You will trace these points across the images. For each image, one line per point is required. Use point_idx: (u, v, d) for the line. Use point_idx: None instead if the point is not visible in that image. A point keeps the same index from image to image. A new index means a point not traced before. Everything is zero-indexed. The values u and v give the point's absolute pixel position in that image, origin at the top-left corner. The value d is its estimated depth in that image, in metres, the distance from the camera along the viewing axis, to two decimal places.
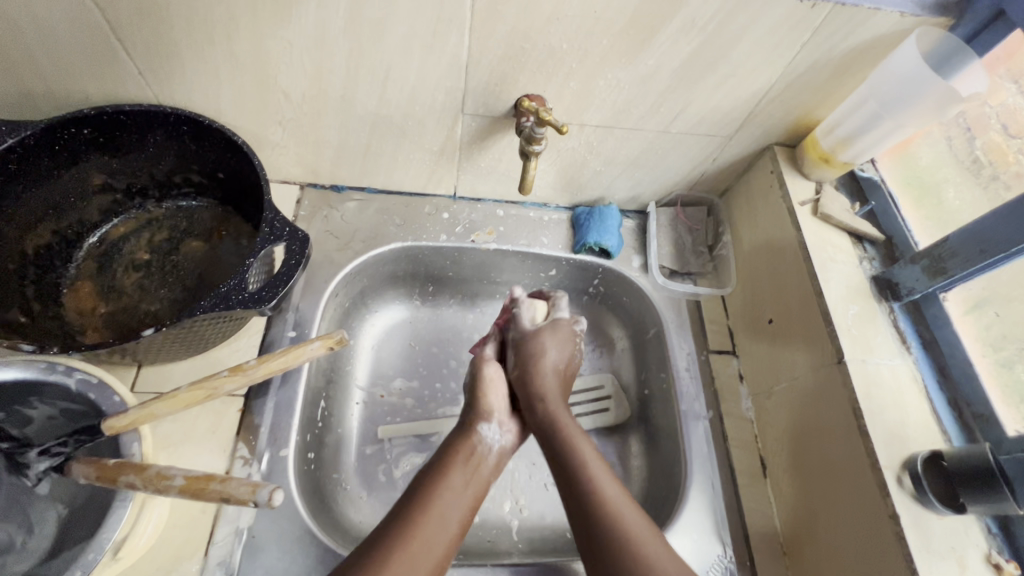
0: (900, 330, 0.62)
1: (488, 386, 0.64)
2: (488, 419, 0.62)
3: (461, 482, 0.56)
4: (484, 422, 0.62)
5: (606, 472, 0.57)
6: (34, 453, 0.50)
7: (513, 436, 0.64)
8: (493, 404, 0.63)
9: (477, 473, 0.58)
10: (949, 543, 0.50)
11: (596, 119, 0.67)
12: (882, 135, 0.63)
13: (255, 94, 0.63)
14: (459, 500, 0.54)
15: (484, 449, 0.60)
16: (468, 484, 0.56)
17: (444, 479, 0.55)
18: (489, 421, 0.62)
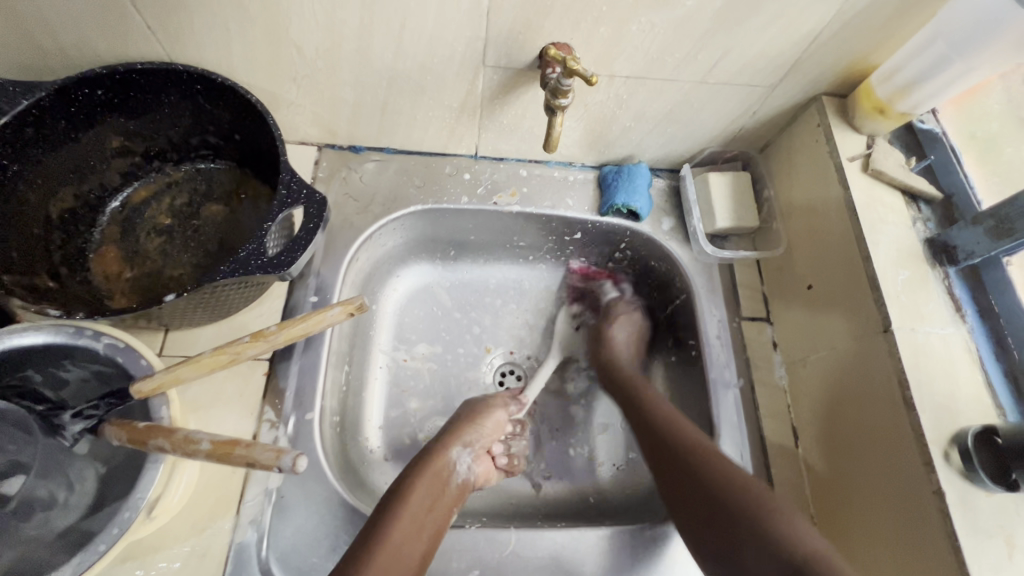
0: (955, 297, 0.57)
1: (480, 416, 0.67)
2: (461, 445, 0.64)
3: (423, 515, 0.55)
4: (461, 445, 0.64)
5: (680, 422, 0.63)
6: (68, 415, 0.51)
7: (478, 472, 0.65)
8: (474, 434, 0.65)
9: (439, 501, 0.58)
10: (997, 522, 0.47)
11: (627, 69, 0.63)
12: (949, 81, 0.57)
13: (267, 49, 0.60)
14: (420, 533, 0.54)
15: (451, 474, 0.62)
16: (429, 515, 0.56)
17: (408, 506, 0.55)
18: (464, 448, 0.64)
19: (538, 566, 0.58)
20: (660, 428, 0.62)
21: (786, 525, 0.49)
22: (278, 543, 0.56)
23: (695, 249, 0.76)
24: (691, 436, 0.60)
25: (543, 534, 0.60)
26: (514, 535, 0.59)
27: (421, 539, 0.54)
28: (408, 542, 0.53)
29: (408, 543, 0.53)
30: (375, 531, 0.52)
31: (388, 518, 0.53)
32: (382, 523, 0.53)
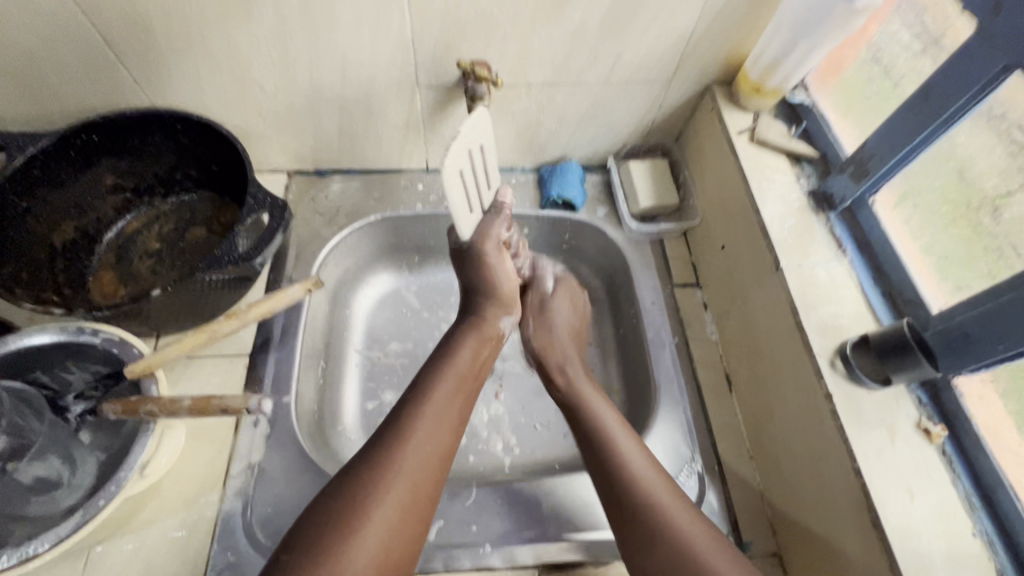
0: (836, 236, 0.65)
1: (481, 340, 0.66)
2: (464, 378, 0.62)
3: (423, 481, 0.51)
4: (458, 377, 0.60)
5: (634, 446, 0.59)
6: (72, 398, 0.59)
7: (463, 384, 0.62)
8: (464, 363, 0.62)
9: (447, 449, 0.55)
10: (879, 414, 0.54)
11: (540, 77, 0.74)
12: (802, 57, 0.67)
13: (234, 89, 0.71)
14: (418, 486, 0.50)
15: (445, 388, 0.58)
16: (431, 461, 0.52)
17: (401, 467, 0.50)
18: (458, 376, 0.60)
19: (499, 514, 0.64)
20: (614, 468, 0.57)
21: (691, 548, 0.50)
22: (260, 511, 0.62)
23: (626, 230, 0.85)
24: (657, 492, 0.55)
25: (500, 487, 0.66)
26: (474, 489, 0.65)
27: (422, 492, 0.50)
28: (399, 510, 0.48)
29: (396, 509, 0.48)
30: (350, 507, 0.47)
31: (364, 495, 0.48)
32: (364, 493, 0.48)
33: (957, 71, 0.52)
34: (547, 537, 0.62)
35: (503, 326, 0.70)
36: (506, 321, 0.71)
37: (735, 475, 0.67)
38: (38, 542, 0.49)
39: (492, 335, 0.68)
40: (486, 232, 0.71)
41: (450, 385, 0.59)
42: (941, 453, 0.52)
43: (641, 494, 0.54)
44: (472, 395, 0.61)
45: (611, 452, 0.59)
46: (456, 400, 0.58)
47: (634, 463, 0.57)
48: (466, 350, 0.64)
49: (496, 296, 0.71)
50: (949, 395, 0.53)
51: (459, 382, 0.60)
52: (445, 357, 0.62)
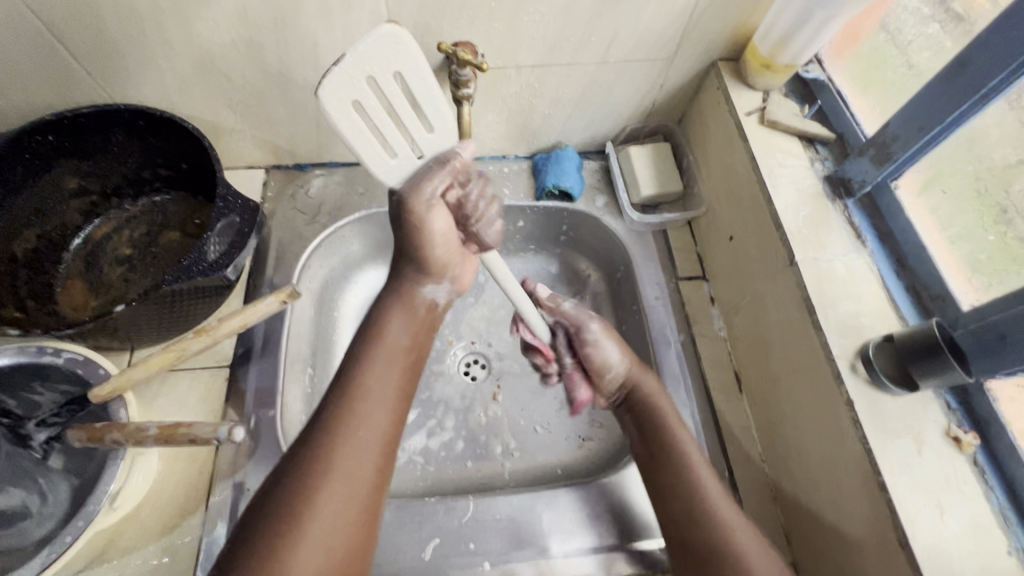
0: (855, 226, 0.60)
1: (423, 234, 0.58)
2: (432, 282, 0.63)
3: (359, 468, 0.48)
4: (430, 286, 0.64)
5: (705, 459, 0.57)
6: (33, 424, 0.54)
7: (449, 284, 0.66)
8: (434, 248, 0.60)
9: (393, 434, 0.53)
10: (905, 422, 0.50)
11: (531, 58, 0.68)
12: (817, 29, 0.61)
13: (199, 81, 0.66)
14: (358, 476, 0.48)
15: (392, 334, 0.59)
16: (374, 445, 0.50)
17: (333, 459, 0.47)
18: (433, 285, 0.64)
19: (497, 529, 0.60)
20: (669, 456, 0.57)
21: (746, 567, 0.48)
22: None
23: (627, 220, 0.80)
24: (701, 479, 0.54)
25: (499, 499, 0.62)
26: (471, 503, 0.62)
27: (368, 489, 0.48)
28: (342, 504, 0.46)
29: (345, 499, 0.46)
30: (290, 500, 0.45)
31: (306, 489, 0.45)
32: (305, 487, 0.45)
33: (995, 41, 0.47)
34: (549, 554, 0.59)
35: (430, 295, 0.64)
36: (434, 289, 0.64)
37: (747, 482, 0.63)
38: None
39: (420, 309, 0.62)
40: (418, 187, 0.54)
41: (386, 366, 0.56)
42: (973, 463, 0.48)
43: (701, 507, 0.52)
44: (414, 374, 0.59)
45: (682, 461, 0.56)
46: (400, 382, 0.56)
47: (705, 477, 0.54)
48: (394, 325, 0.59)
49: (422, 262, 0.62)
50: (981, 400, 0.49)
51: (397, 362, 0.57)
52: (374, 335, 0.58)
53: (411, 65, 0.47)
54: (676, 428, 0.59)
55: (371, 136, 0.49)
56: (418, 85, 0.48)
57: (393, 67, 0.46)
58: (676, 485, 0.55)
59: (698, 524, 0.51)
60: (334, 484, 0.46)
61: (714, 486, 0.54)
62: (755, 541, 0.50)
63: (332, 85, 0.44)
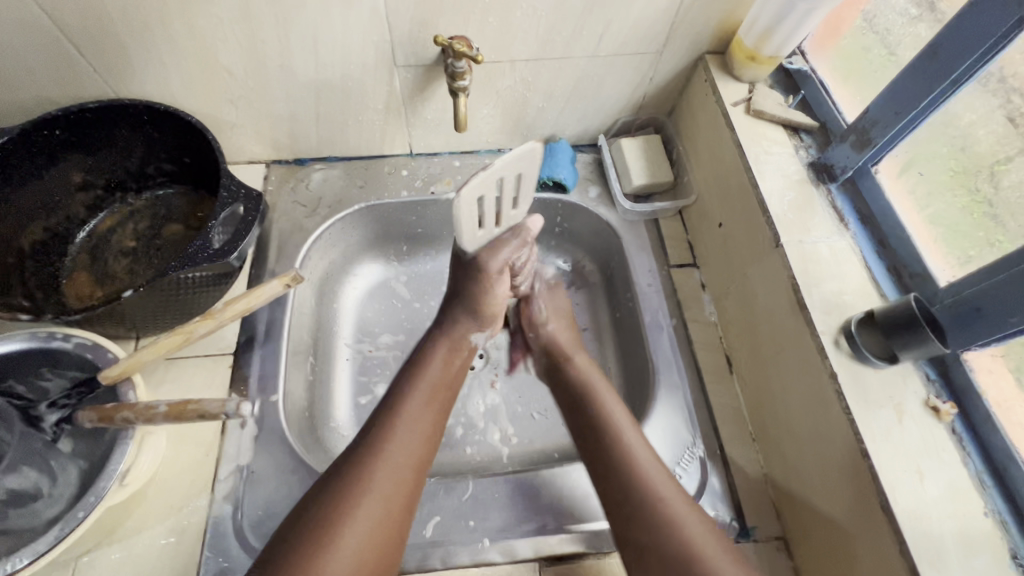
0: (838, 210, 0.63)
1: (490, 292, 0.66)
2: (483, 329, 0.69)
3: (397, 475, 0.52)
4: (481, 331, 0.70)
5: (645, 446, 0.58)
6: (44, 407, 0.55)
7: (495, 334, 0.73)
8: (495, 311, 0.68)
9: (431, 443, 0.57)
10: (887, 393, 0.52)
11: (524, 52, 0.70)
12: (799, 21, 0.64)
13: (202, 77, 0.68)
14: (397, 478, 0.52)
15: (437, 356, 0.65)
16: (412, 453, 0.54)
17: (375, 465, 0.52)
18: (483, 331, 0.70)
19: (497, 508, 0.62)
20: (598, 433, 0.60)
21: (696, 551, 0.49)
22: (251, 514, 0.60)
23: (619, 210, 0.82)
24: (628, 447, 0.57)
25: (498, 479, 0.64)
26: (471, 483, 0.63)
27: (402, 494, 0.52)
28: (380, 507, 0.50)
29: (378, 511, 0.50)
30: (329, 513, 0.48)
31: (343, 503, 0.49)
32: (339, 505, 0.48)
33: (964, 29, 0.49)
34: (547, 530, 0.61)
35: (475, 340, 0.69)
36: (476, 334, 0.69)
37: (738, 459, 0.65)
38: (17, 557, 0.47)
39: (464, 348, 0.67)
40: (493, 257, 0.64)
41: (423, 394, 0.59)
42: (951, 432, 0.50)
43: (644, 493, 0.54)
44: (450, 391, 0.63)
45: (620, 449, 0.57)
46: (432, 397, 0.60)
47: (647, 466, 0.56)
48: (438, 357, 0.64)
49: (478, 316, 0.68)
50: (959, 372, 0.51)
51: (434, 391, 0.61)
52: (414, 371, 0.62)
53: (537, 170, 0.57)
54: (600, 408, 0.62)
55: (477, 212, 0.58)
56: (527, 184, 0.58)
57: (519, 170, 0.55)
58: (615, 473, 0.56)
59: (637, 507, 0.53)
60: (375, 487, 0.50)
61: (644, 455, 0.57)
62: (688, 505, 0.53)
63: (469, 189, 0.53)
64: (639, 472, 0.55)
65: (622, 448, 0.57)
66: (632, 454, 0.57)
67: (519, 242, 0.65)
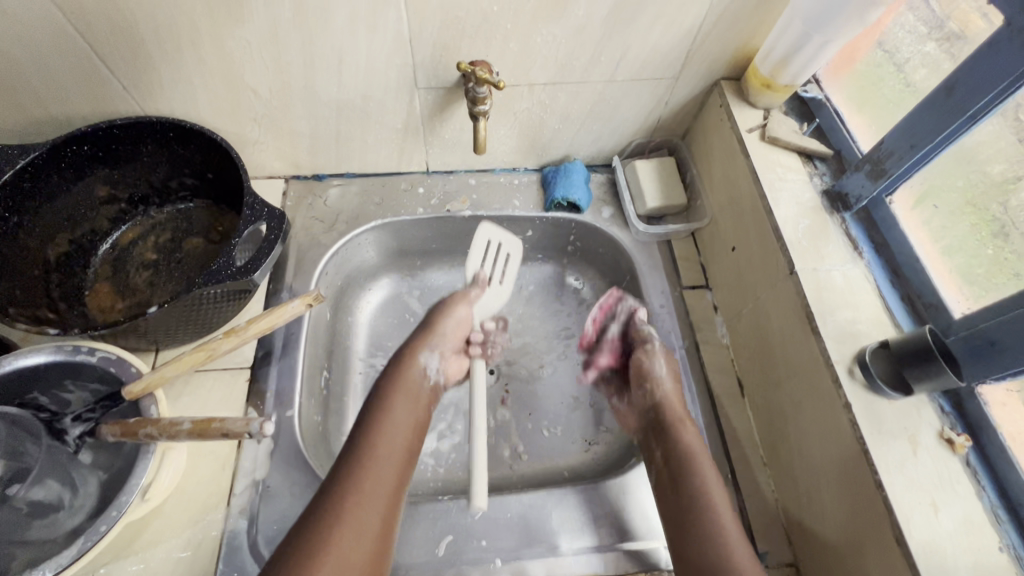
0: (852, 238, 0.63)
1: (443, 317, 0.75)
2: (431, 349, 0.72)
3: (374, 504, 0.54)
4: (429, 351, 0.72)
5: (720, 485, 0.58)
6: (69, 420, 0.57)
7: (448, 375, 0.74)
8: (443, 336, 0.74)
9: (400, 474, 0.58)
10: (901, 424, 0.52)
11: (543, 77, 0.71)
12: (816, 51, 0.65)
13: (228, 96, 0.69)
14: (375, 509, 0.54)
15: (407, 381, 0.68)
16: (389, 484, 0.56)
17: (354, 493, 0.54)
18: (433, 355, 0.72)
19: (508, 527, 0.63)
20: (686, 457, 0.61)
21: None
22: (266, 528, 0.61)
23: (633, 231, 0.83)
24: (703, 475, 0.59)
25: (509, 499, 0.64)
26: (483, 501, 0.64)
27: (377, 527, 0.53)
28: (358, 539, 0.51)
29: (359, 539, 0.51)
30: (315, 539, 0.49)
31: (323, 532, 0.50)
32: (319, 534, 0.50)
33: (979, 66, 0.50)
34: (559, 551, 0.61)
35: (426, 368, 0.70)
36: (430, 360, 0.71)
37: (750, 483, 0.65)
38: (40, 570, 0.48)
39: (421, 392, 0.68)
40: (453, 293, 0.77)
41: (398, 420, 0.63)
42: (965, 464, 0.51)
43: (711, 525, 0.54)
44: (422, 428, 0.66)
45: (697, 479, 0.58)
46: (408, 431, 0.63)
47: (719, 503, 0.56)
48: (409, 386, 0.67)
49: (429, 331, 0.73)
50: (973, 404, 0.51)
51: (407, 422, 0.64)
52: (379, 407, 0.63)
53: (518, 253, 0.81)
54: (682, 429, 0.64)
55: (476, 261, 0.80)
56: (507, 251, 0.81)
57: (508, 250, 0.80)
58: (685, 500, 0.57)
59: (702, 542, 0.54)
60: (352, 515, 0.52)
61: (715, 487, 0.58)
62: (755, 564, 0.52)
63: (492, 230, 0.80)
64: (710, 498, 0.56)
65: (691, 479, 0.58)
66: (693, 479, 0.58)
67: (463, 298, 0.78)
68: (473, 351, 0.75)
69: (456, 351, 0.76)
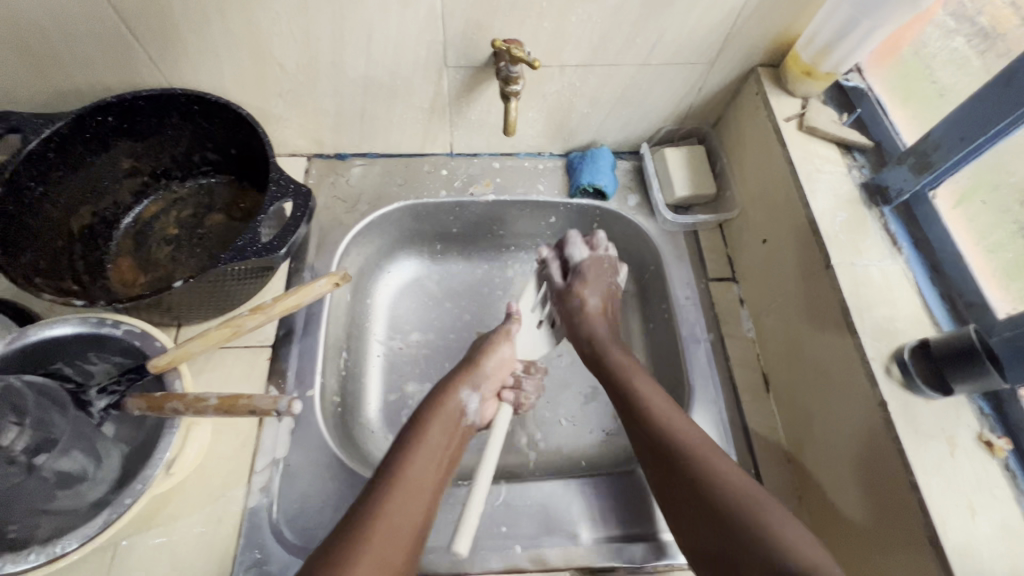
0: (891, 233, 0.62)
1: (487, 353, 0.72)
2: (472, 388, 0.68)
3: (403, 521, 0.53)
4: (470, 387, 0.68)
5: (657, 393, 0.62)
6: (94, 391, 0.55)
7: (484, 417, 0.69)
8: (485, 377, 0.70)
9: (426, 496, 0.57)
10: (939, 425, 0.51)
11: (575, 58, 0.69)
12: (862, 38, 0.63)
13: (254, 70, 0.68)
14: (404, 531, 0.52)
15: (448, 417, 0.64)
16: (422, 508, 0.55)
17: (387, 509, 0.53)
18: (474, 394, 0.68)
19: (528, 514, 0.62)
20: (659, 433, 0.58)
21: (763, 522, 0.48)
22: (286, 507, 0.61)
23: (659, 220, 0.81)
24: (637, 386, 0.63)
25: (530, 486, 0.64)
26: (504, 488, 0.64)
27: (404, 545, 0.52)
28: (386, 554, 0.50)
29: (386, 553, 0.50)
30: (348, 547, 0.49)
31: (356, 542, 0.49)
32: (352, 543, 0.49)
33: None
34: (579, 540, 0.61)
35: (463, 403, 0.67)
36: (469, 398, 0.68)
37: (774, 479, 0.64)
38: (66, 540, 0.48)
39: (457, 430, 0.65)
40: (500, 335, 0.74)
41: (434, 439, 0.61)
42: (1004, 468, 0.49)
43: (669, 439, 0.57)
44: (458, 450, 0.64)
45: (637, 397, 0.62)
46: (444, 452, 0.61)
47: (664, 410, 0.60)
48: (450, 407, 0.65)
49: (471, 368, 0.70)
50: (1015, 407, 0.50)
51: (443, 443, 0.62)
52: (414, 433, 0.61)
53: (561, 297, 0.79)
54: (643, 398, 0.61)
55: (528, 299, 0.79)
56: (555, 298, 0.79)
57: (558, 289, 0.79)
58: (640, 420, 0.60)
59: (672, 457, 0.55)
60: (384, 531, 0.51)
61: (655, 397, 0.61)
62: (724, 462, 0.54)
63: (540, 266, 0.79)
64: (654, 410, 0.60)
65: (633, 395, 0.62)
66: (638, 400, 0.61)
67: (505, 335, 0.75)
68: (509, 397, 0.71)
69: (496, 394, 0.71)
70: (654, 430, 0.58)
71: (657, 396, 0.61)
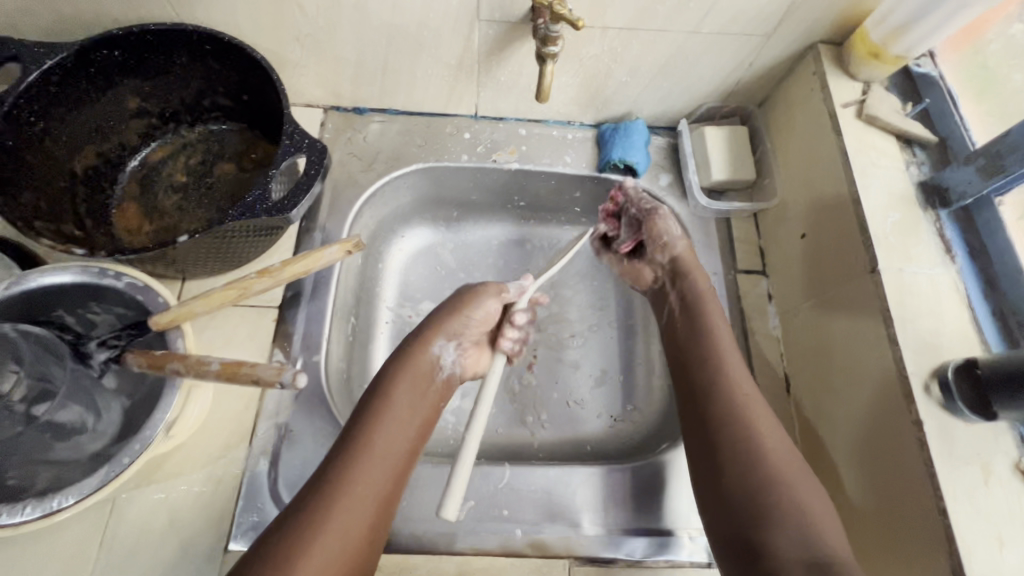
0: (946, 239, 0.57)
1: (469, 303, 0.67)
2: (446, 338, 0.65)
3: (367, 487, 0.51)
4: (446, 337, 0.65)
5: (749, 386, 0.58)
6: (94, 344, 0.54)
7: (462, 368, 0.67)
8: (457, 329, 0.66)
9: (392, 457, 0.55)
10: (973, 450, 0.48)
11: (620, 20, 0.63)
12: (942, 20, 0.57)
13: (270, 10, 0.63)
14: (370, 496, 0.51)
15: (429, 366, 0.62)
16: (388, 471, 0.53)
17: (352, 471, 0.51)
18: (449, 341, 0.65)
19: (531, 499, 0.61)
20: (749, 432, 0.54)
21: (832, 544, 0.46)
22: (287, 473, 0.60)
23: (691, 204, 0.77)
24: (726, 374, 0.59)
25: (536, 470, 0.63)
26: (507, 471, 0.62)
27: (368, 511, 0.50)
28: (349, 521, 0.49)
29: (351, 521, 0.49)
30: (311, 511, 0.48)
31: (319, 505, 0.48)
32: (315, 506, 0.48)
33: None
34: (580, 528, 0.60)
35: (439, 358, 0.64)
36: (444, 350, 0.65)
37: None
38: (61, 497, 0.47)
39: (430, 384, 0.62)
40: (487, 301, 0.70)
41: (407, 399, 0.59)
42: None
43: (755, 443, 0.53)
44: (430, 419, 0.61)
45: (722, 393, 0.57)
46: (416, 418, 0.59)
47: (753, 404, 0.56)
48: (421, 368, 0.62)
49: (455, 315, 0.66)
50: None
51: (417, 409, 0.59)
52: (381, 397, 0.58)
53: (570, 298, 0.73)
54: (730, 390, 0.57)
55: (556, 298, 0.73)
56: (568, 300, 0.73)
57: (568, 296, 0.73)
58: (726, 430, 0.55)
59: (747, 474, 0.52)
60: (344, 495, 0.50)
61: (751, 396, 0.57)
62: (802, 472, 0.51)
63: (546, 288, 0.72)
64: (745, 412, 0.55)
65: (725, 393, 0.57)
66: (733, 396, 0.57)
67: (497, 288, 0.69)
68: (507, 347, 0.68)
69: (478, 342, 0.69)
70: (745, 434, 0.54)
71: (768, 425, 0.54)
